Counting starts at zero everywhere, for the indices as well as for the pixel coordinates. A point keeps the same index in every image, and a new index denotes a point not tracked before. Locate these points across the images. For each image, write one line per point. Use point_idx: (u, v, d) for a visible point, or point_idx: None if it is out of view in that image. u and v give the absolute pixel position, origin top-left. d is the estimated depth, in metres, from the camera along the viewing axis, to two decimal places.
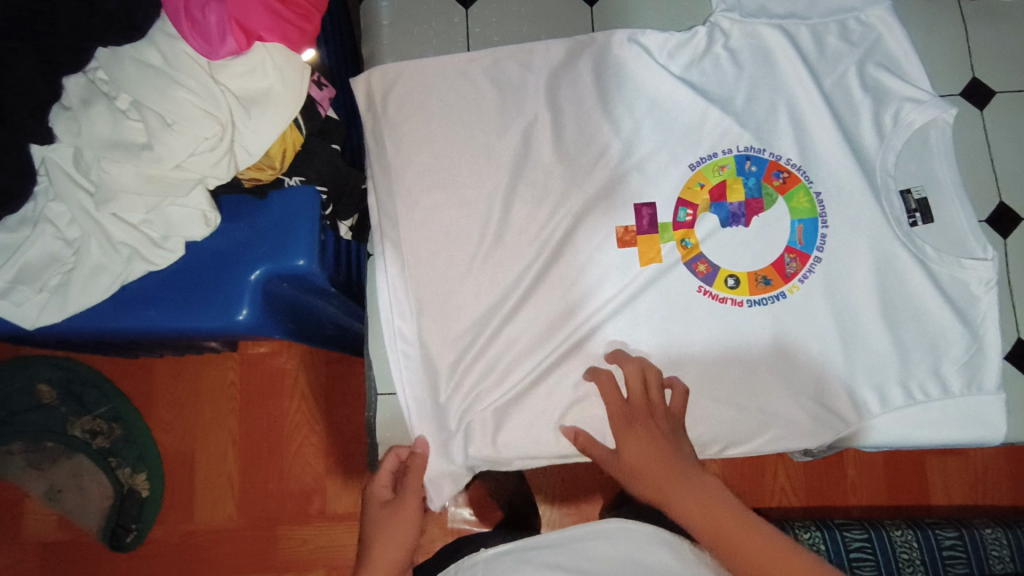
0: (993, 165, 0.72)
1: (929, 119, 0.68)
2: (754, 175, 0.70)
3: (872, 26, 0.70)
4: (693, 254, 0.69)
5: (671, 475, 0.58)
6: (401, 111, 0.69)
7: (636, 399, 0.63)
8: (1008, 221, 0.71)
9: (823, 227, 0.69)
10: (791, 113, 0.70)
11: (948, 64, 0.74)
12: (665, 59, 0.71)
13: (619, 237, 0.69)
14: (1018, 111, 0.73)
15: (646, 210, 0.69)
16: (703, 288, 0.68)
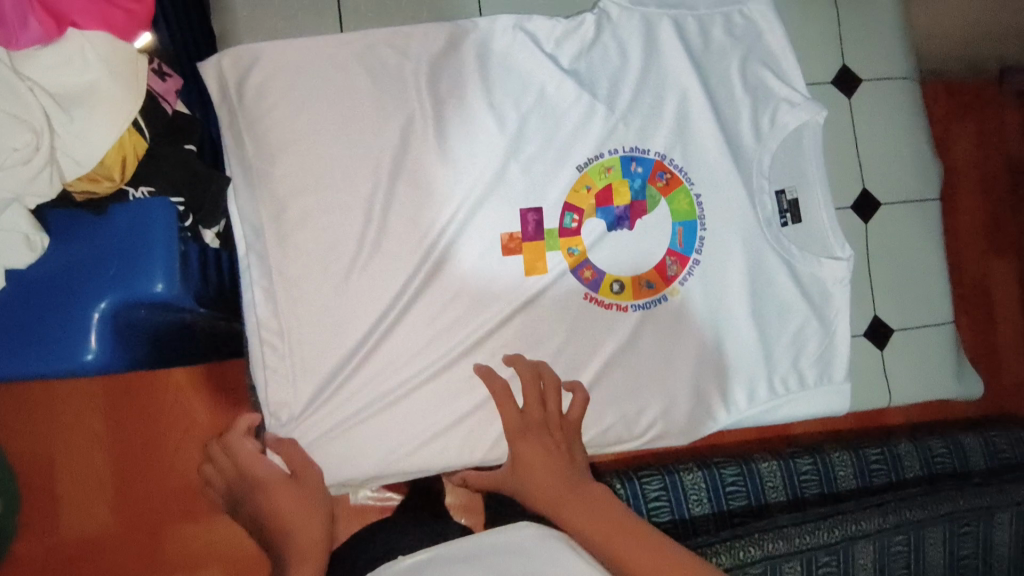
0: (858, 152, 0.76)
1: (801, 121, 0.74)
2: (639, 177, 0.71)
3: (754, 21, 0.74)
4: (580, 260, 0.69)
5: (557, 480, 0.61)
6: (261, 102, 0.61)
7: (531, 410, 0.64)
8: (870, 206, 0.76)
9: (700, 230, 0.72)
10: (676, 107, 0.72)
11: (822, 52, 0.76)
12: (553, 47, 0.68)
13: (503, 245, 0.67)
14: (880, 99, 0.78)
15: (532, 216, 0.68)
16: (590, 296, 0.69)
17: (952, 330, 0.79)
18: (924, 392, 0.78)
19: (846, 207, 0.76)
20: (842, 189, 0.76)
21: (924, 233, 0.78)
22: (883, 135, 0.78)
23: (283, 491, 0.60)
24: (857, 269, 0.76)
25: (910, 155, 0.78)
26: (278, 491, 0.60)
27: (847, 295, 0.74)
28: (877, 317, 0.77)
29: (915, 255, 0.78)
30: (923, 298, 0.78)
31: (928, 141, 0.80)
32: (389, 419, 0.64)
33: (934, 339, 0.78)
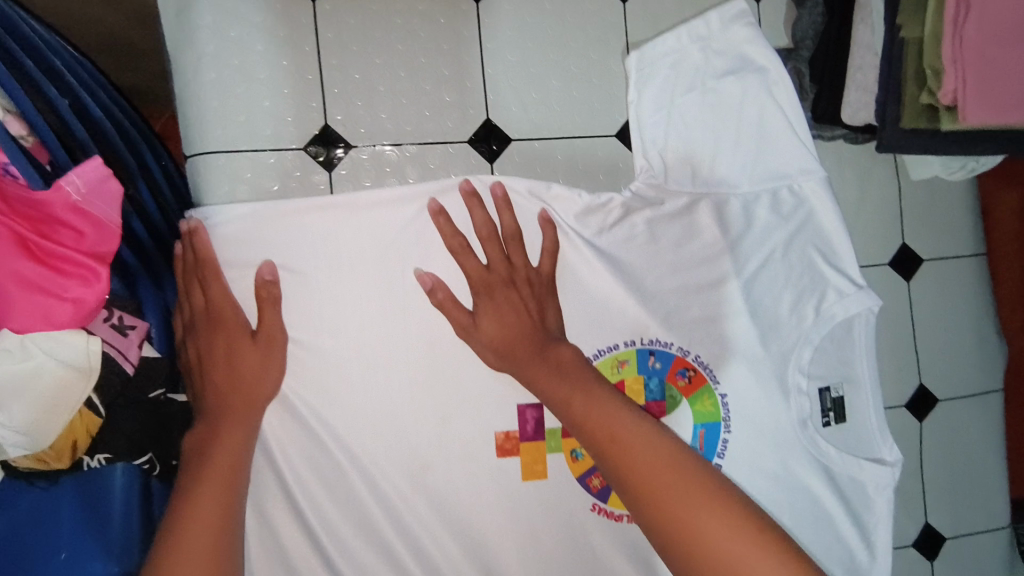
0: (915, 342, 0.69)
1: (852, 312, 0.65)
2: (656, 374, 0.62)
3: (804, 197, 0.66)
4: (587, 466, 0.57)
5: (572, 382, 0.51)
6: (246, 253, 0.53)
7: (496, 265, 0.55)
8: (926, 403, 0.69)
9: (725, 431, 0.63)
10: (711, 298, 0.63)
11: (878, 231, 0.69)
12: (574, 223, 0.61)
13: (498, 444, 0.57)
14: (941, 281, 0.70)
15: (531, 411, 0.57)
16: (597, 506, 0.57)
17: (1010, 534, 0.72)
18: None
19: (900, 403, 0.68)
20: (897, 384, 0.68)
21: (983, 427, 0.71)
22: (943, 321, 0.70)
23: (246, 358, 0.51)
24: (909, 472, 0.68)
25: (971, 343, 0.70)
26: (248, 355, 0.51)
27: (889, 505, 0.65)
28: (930, 524, 0.69)
29: (973, 453, 0.70)
30: (978, 501, 0.71)
31: (992, 325, 0.72)
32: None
33: (990, 545, 0.71)
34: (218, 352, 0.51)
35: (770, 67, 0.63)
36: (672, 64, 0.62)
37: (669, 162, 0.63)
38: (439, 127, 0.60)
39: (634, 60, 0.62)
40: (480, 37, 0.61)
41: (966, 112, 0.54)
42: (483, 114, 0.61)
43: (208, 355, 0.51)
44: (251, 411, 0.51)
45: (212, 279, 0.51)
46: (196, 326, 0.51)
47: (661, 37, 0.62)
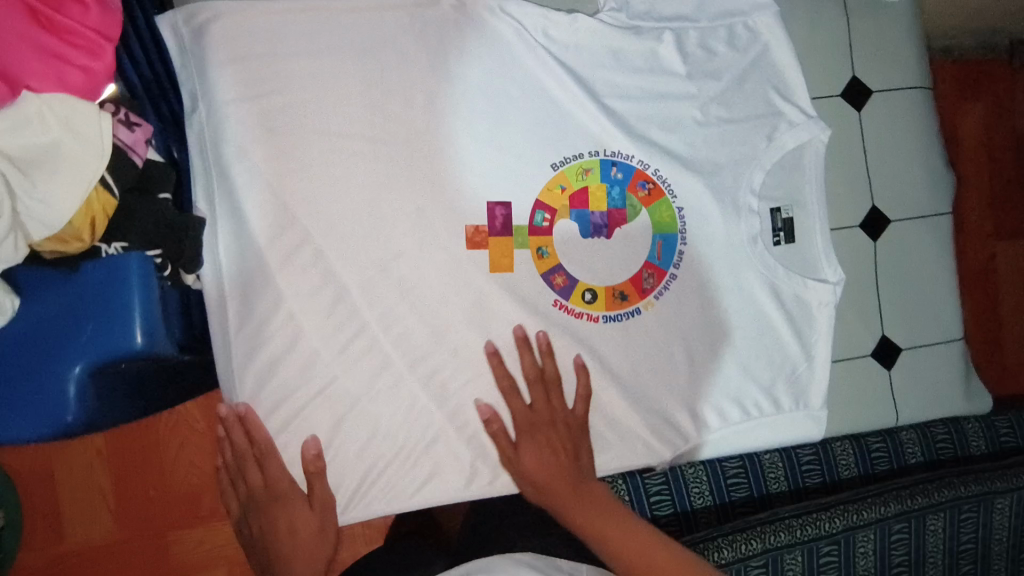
0: (868, 167, 0.74)
1: (802, 140, 0.72)
2: (618, 183, 0.69)
3: (758, 32, 0.71)
4: (551, 265, 0.68)
5: (601, 516, 0.64)
6: (240, 73, 0.61)
7: (536, 399, 0.67)
8: (878, 223, 0.75)
9: (681, 244, 0.71)
10: (668, 117, 0.70)
11: (831, 64, 0.74)
12: (543, 39, 0.67)
13: (469, 238, 0.66)
14: (892, 111, 0.75)
15: (500, 210, 0.67)
16: (559, 302, 0.69)
17: (963, 348, 0.77)
18: (933, 409, 0.76)
19: (855, 224, 0.74)
20: (849, 205, 0.74)
21: (934, 247, 0.76)
22: (895, 148, 0.75)
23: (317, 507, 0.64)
24: (861, 286, 0.75)
25: (921, 169, 0.76)
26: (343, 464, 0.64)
27: (830, 318, 0.74)
28: (885, 336, 0.75)
29: (923, 271, 0.76)
30: (933, 315, 0.76)
31: (941, 153, 0.77)
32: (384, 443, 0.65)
33: (945, 357, 0.76)
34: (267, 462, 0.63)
35: None
36: None
37: None
38: None
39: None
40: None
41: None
42: None
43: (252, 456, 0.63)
44: (281, 501, 0.64)
45: (257, 431, 0.62)
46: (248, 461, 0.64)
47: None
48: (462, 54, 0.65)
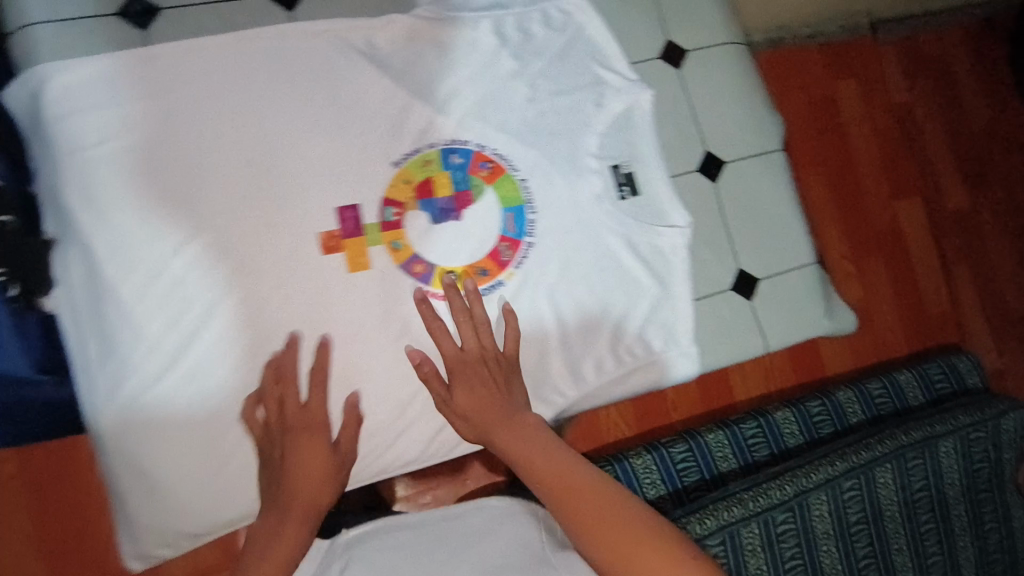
0: (695, 118, 0.81)
1: (628, 103, 0.78)
2: (460, 168, 0.74)
3: (571, 14, 0.78)
4: (408, 255, 0.72)
5: (536, 448, 0.69)
6: (76, 121, 0.64)
7: (471, 345, 0.71)
8: (715, 166, 0.80)
9: (530, 213, 0.75)
10: (498, 98, 0.76)
11: (645, 30, 0.80)
12: (368, 47, 0.73)
13: (323, 244, 0.69)
14: (709, 65, 0.82)
15: (350, 212, 0.70)
16: (423, 289, 0.72)
17: (817, 271, 0.83)
18: (801, 331, 0.81)
19: (692, 169, 0.80)
20: (685, 155, 0.80)
21: (772, 183, 0.83)
22: (718, 97, 0.82)
23: (292, 481, 0.66)
24: (712, 226, 0.80)
25: (745, 113, 0.83)
26: (311, 445, 0.66)
27: (686, 262, 0.78)
28: (742, 269, 0.80)
29: (767, 206, 0.82)
30: (783, 244, 0.82)
31: (761, 98, 0.84)
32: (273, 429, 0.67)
33: (802, 282, 0.82)
34: (300, 439, 0.67)
35: None
36: None
37: None
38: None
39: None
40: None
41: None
42: None
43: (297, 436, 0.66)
44: (306, 434, 0.67)
45: (289, 390, 0.67)
46: (283, 429, 0.66)
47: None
48: (293, 60, 0.71)
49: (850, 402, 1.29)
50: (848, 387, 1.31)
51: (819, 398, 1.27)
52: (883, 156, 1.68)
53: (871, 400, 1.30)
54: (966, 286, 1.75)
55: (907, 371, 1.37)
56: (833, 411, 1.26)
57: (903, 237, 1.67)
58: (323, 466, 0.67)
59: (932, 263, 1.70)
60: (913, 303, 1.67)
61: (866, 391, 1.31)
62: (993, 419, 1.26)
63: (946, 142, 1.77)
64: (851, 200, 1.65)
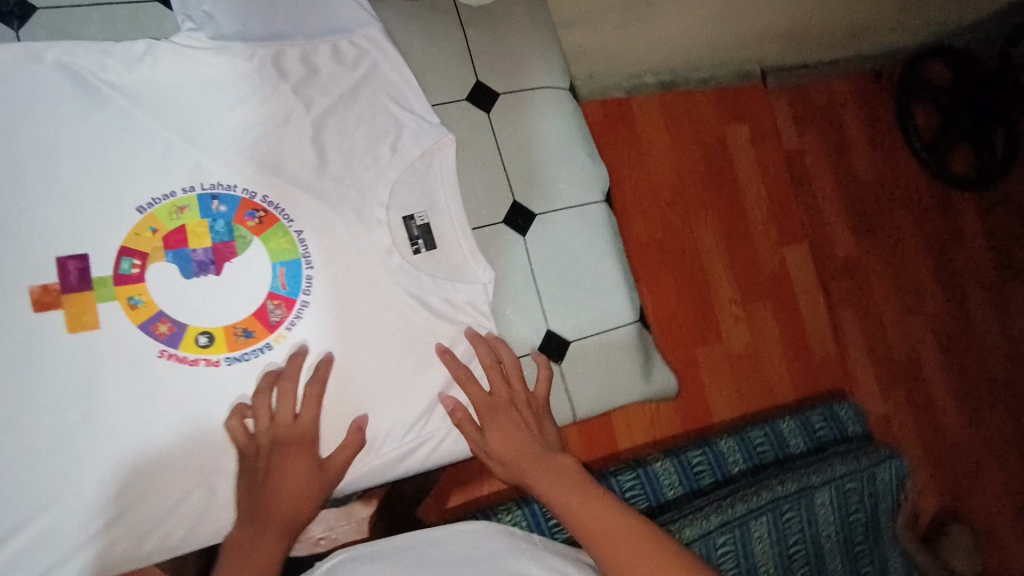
0: (503, 165, 0.76)
1: (426, 148, 0.71)
2: (221, 217, 0.65)
3: (364, 48, 0.72)
4: (150, 314, 0.62)
5: (553, 468, 0.68)
6: None
7: (306, 420, 0.64)
8: (523, 218, 0.76)
9: (307, 268, 0.67)
10: (273, 135, 0.67)
11: (451, 71, 0.75)
12: (108, 74, 0.63)
13: (35, 299, 0.59)
14: (522, 110, 0.78)
15: (74, 263, 0.60)
16: (166, 352, 0.62)
17: (635, 331, 0.80)
18: (614, 394, 0.78)
19: (496, 222, 0.75)
20: (490, 205, 0.75)
21: (588, 238, 0.79)
22: (530, 145, 0.77)
23: (235, 575, 0.59)
24: (518, 282, 0.75)
25: (560, 163, 0.79)
26: (292, 461, 0.63)
27: (488, 322, 0.72)
28: (550, 329, 0.75)
29: (581, 262, 0.78)
30: (596, 300, 0.78)
31: (579, 145, 0.81)
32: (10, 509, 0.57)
33: (618, 343, 0.78)
34: (289, 460, 0.63)
35: None
36: None
37: (211, 21, 0.67)
38: None
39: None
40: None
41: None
42: None
43: (282, 463, 0.63)
44: (295, 450, 0.64)
45: (284, 419, 0.64)
46: (277, 442, 0.63)
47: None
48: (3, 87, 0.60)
49: (731, 450, 1.24)
50: (729, 435, 1.26)
51: (699, 446, 1.22)
52: (766, 199, 1.57)
53: (752, 449, 1.25)
54: (859, 340, 1.59)
55: (790, 418, 1.33)
56: (715, 462, 1.22)
57: (790, 283, 1.55)
58: (275, 542, 0.62)
59: (822, 316, 1.57)
60: (802, 356, 1.54)
61: (748, 439, 1.26)
62: (868, 469, 1.24)
63: (835, 190, 1.64)
64: (737, 244, 1.52)
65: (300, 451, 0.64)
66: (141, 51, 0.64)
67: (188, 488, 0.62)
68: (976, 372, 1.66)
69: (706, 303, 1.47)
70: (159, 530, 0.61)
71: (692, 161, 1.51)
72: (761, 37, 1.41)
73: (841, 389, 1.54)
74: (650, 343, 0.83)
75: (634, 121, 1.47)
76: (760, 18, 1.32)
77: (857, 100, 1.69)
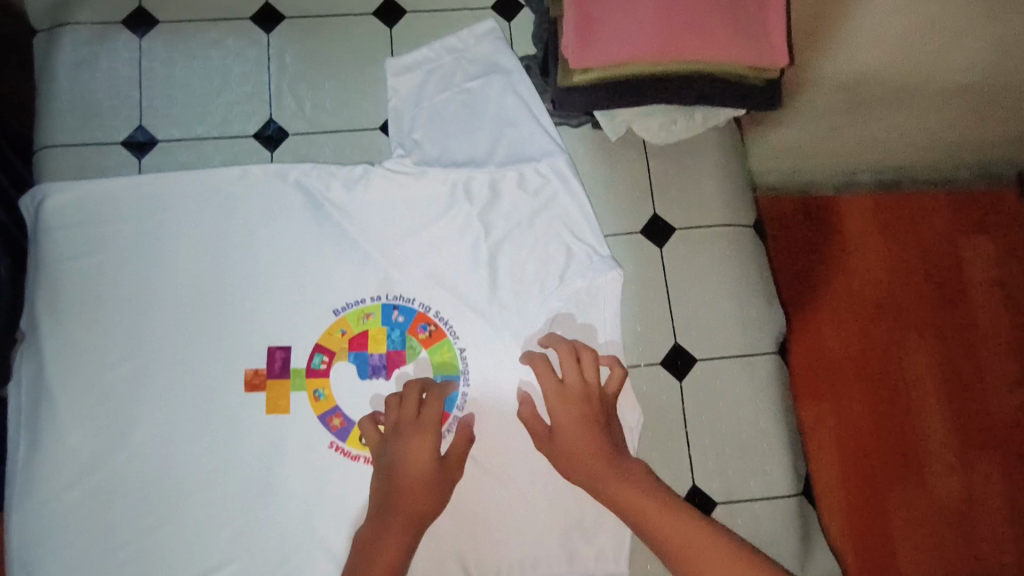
0: (670, 303, 0.74)
1: (593, 280, 0.72)
2: (399, 326, 0.72)
3: (548, 177, 0.76)
4: (328, 406, 0.69)
5: (605, 463, 0.61)
6: (66, 234, 0.71)
7: (429, 414, 0.63)
8: (682, 361, 0.73)
9: (463, 385, 0.71)
10: (454, 252, 0.74)
11: (629, 203, 0.77)
12: (331, 193, 0.74)
13: (247, 380, 0.69)
14: (698, 248, 0.76)
15: (280, 352, 0.70)
16: (335, 445, 0.68)
17: (795, 503, 0.71)
18: None
19: (654, 363, 0.73)
20: (650, 343, 0.73)
21: (752, 391, 0.73)
22: (700, 284, 0.75)
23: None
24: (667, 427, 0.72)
25: (732, 307, 0.74)
26: (412, 449, 0.61)
27: None
28: (696, 485, 0.71)
29: (740, 415, 0.72)
30: (753, 464, 0.71)
31: (756, 288, 0.75)
32: (193, 559, 0.66)
33: (771, 512, 0.71)
34: (410, 444, 0.61)
35: (513, 69, 0.79)
36: (427, 69, 0.79)
37: (420, 147, 0.76)
38: (223, 125, 0.76)
39: (393, 66, 0.78)
40: (267, 55, 0.78)
41: (569, 54, 0.59)
42: (267, 111, 0.77)
43: (402, 449, 0.61)
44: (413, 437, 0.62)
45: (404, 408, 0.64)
46: (399, 425, 0.63)
47: (414, 52, 0.79)
48: (255, 201, 0.73)
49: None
50: None
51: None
52: (1011, 328, 1.28)
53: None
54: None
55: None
56: None
57: None
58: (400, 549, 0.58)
59: None
60: None
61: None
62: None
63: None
64: (963, 378, 1.26)
65: (424, 440, 0.62)
66: (359, 175, 0.74)
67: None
68: None
69: (916, 445, 1.23)
70: None
71: (913, 273, 1.29)
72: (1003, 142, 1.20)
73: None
74: (813, 520, 0.73)
75: (844, 225, 1.29)
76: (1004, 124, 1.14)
77: None
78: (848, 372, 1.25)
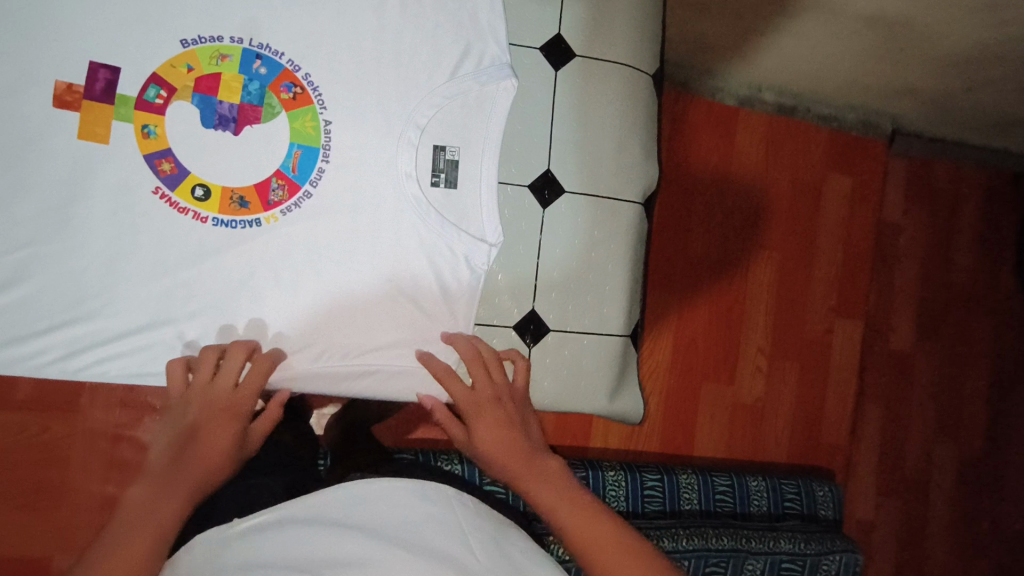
0: (551, 130, 0.71)
1: (483, 83, 0.69)
2: (259, 79, 0.64)
3: None
4: (158, 148, 0.62)
5: (522, 457, 0.61)
6: None
7: (240, 398, 0.61)
8: (549, 190, 0.72)
9: (322, 160, 0.66)
10: (338, 15, 0.65)
11: (537, 14, 0.71)
12: None
13: (57, 94, 0.59)
14: (594, 81, 0.73)
15: (104, 73, 0.60)
16: (160, 190, 0.62)
17: (619, 345, 0.76)
18: (572, 398, 0.75)
19: (523, 184, 0.71)
20: (523, 164, 0.71)
21: (609, 235, 0.74)
22: (586, 118, 0.72)
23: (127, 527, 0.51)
24: (522, 253, 0.72)
25: (612, 148, 0.73)
26: (211, 437, 0.58)
27: (478, 280, 0.70)
28: (534, 310, 0.72)
29: (592, 256, 0.73)
30: (591, 302, 0.74)
31: (638, 138, 0.75)
32: None
33: (596, 349, 0.75)
34: (203, 440, 0.58)
35: None
36: None
37: None
38: None
39: None
40: None
41: None
42: None
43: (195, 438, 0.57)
44: (210, 426, 0.59)
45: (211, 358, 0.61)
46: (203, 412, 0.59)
47: None
48: None
49: (688, 487, 1.17)
50: (692, 471, 1.19)
51: (659, 472, 1.16)
52: (843, 258, 1.43)
53: (710, 493, 1.18)
54: (876, 438, 1.47)
55: (761, 478, 1.24)
56: (668, 492, 1.15)
57: (829, 357, 1.43)
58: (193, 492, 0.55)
59: (849, 398, 1.45)
60: (811, 429, 1.43)
61: (710, 482, 1.19)
62: (812, 557, 1.15)
63: (919, 286, 1.48)
64: (791, 297, 1.40)
65: (222, 431, 0.59)
66: None
67: (134, 326, 0.62)
68: (985, 525, 1.52)
69: (735, 343, 1.36)
70: (91, 354, 0.62)
71: (780, 194, 1.38)
72: (899, 92, 1.28)
73: (834, 475, 1.45)
74: (632, 364, 0.79)
75: (736, 135, 1.34)
76: (907, 72, 1.20)
77: (985, 191, 1.50)
78: (699, 268, 1.34)
